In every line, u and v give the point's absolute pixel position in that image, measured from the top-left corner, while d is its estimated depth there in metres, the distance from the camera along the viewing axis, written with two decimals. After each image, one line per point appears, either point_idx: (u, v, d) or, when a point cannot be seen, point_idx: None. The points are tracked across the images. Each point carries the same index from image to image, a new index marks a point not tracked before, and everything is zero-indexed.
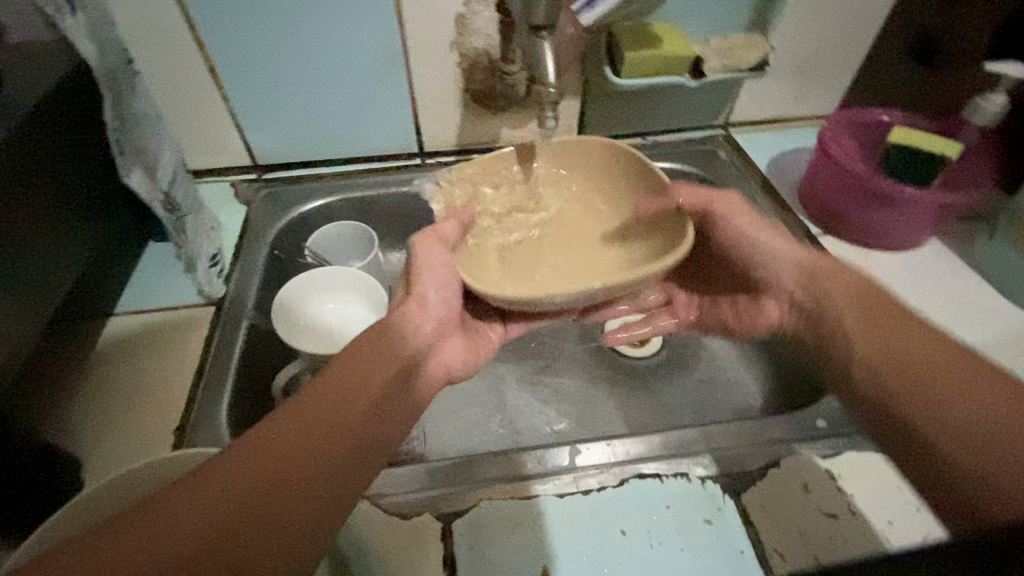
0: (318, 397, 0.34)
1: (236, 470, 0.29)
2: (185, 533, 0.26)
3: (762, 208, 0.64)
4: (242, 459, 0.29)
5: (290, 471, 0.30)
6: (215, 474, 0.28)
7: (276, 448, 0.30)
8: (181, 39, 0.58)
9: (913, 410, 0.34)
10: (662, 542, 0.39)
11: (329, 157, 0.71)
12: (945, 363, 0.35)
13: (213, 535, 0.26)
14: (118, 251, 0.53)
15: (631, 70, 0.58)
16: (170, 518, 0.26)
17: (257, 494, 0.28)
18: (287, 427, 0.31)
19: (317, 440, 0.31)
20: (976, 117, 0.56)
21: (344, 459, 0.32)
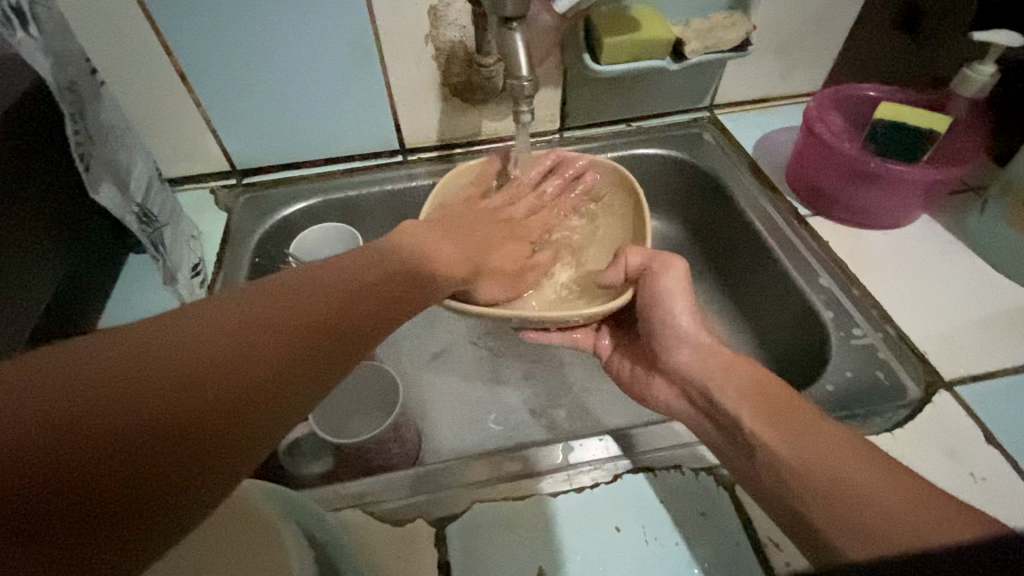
0: (323, 279, 0.32)
1: (241, 325, 0.26)
2: (183, 370, 0.23)
3: (750, 190, 0.63)
4: (247, 310, 0.27)
5: (296, 337, 0.28)
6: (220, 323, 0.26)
7: (285, 317, 0.28)
8: (148, 46, 0.56)
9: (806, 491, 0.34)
10: (657, 537, 0.39)
11: (309, 159, 0.70)
12: (849, 456, 0.34)
13: (211, 380, 0.24)
14: (97, 266, 0.53)
15: (610, 56, 0.57)
16: (166, 357, 0.23)
17: (262, 351, 0.26)
18: (296, 292, 0.29)
19: (326, 315, 0.30)
20: (964, 89, 0.56)
21: (349, 343, 0.30)
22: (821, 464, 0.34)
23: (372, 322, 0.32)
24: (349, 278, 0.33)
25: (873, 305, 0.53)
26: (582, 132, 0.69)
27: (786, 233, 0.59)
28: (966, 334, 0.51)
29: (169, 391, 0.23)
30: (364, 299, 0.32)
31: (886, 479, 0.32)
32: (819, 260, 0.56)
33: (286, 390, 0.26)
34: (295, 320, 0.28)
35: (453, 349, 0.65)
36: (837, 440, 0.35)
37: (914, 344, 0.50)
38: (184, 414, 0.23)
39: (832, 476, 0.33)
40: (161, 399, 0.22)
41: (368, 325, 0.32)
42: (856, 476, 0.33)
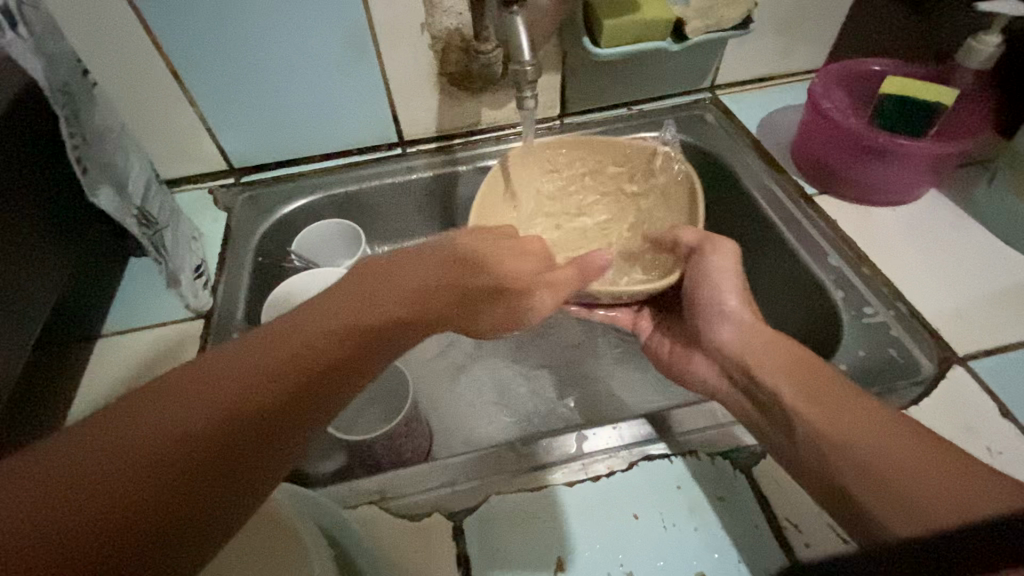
0: (302, 318, 0.31)
1: (212, 393, 0.26)
2: (154, 454, 0.24)
3: (755, 170, 0.62)
4: (253, 349, 0.29)
5: (271, 393, 0.27)
6: (227, 368, 0.27)
7: (257, 374, 0.28)
8: (141, 45, 0.55)
9: (847, 462, 0.34)
10: (675, 523, 0.39)
11: (307, 154, 0.69)
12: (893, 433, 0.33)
13: (183, 458, 0.25)
14: (96, 269, 0.52)
15: (611, 39, 0.56)
16: (138, 443, 0.24)
17: (270, 387, 0.28)
18: (302, 322, 0.30)
19: (302, 363, 0.29)
20: (970, 60, 0.55)
21: (331, 383, 0.30)
22: (865, 441, 0.34)
23: (358, 357, 0.31)
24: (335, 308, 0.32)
25: (883, 283, 0.52)
26: (582, 117, 0.68)
27: (793, 213, 0.58)
28: (978, 308, 0.50)
29: (139, 478, 0.24)
30: (350, 331, 0.31)
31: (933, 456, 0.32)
32: (827, 239, 0.56)
33: (260, 451, 0.27)
34: (303, 348, 0.29)
35: (460, 341, 0.65)
36: (881, 417, 0.35)
37: (926, 320, 0.49)
38: (156, 497, 0.24)
39: (874, 449, 0.33)
40: (133, 486, 0.23)
41: (354, 360, 0.31)
42: (897, 452, 0.32)
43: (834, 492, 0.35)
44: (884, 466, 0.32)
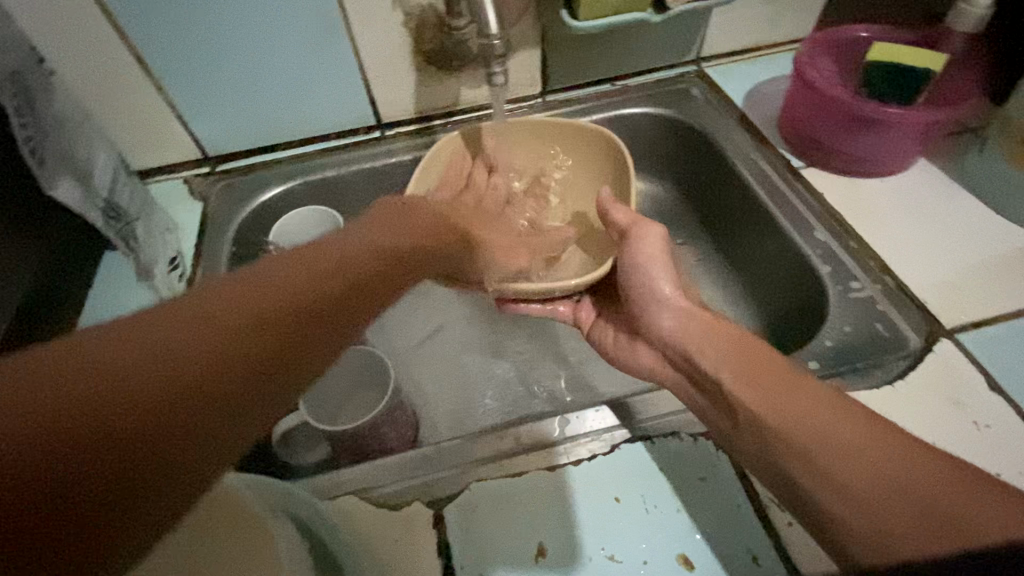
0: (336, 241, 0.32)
1: (273, 281, 0.26)
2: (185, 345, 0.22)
3: (742, 145, 0.61)
4: (284, 267, 0.27)
5: (306, 301, 0.26)
6: (262, 277, 0.26)
7: (284, 280, 0.26)
8: (100, 29, 0.53)
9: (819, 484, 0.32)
10: (658, 505, 0.39)
11: (282, 140, 0.67)
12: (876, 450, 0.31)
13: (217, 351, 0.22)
14: (67, 265, 0.51)
15: (588, 11, 0.54)
16: (197, 320, 0.23)
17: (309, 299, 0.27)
18: (328, 250, 0.30)
19: (328, 276, 0.28)
20: (961, 22, 0.53)
21: (356, 303, 0.29)
22: (840, 449, 0.32)
23: (376, 287, 0.31)
24: (347, 246, 0.31)
25: (871, 257, 0.51)
26: (563, 94, 0.67)
27: (779, 188, 0.57)
28: (966, 280, 0.49)
29: (211, 335, 0.23)
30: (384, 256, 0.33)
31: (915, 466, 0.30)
32: (813, 213, 0.55)
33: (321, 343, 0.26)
34: (336, 271, 0.29)
35: (444, 328, 0.64)
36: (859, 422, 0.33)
37: (914, 294, 0.48)
38: (223, 368, 0.22)
39: (843, 458, 0.31)
40: (204, 356, 0.22)
41: (371, 291, 0.30)
42: (874, 461, 0.31)
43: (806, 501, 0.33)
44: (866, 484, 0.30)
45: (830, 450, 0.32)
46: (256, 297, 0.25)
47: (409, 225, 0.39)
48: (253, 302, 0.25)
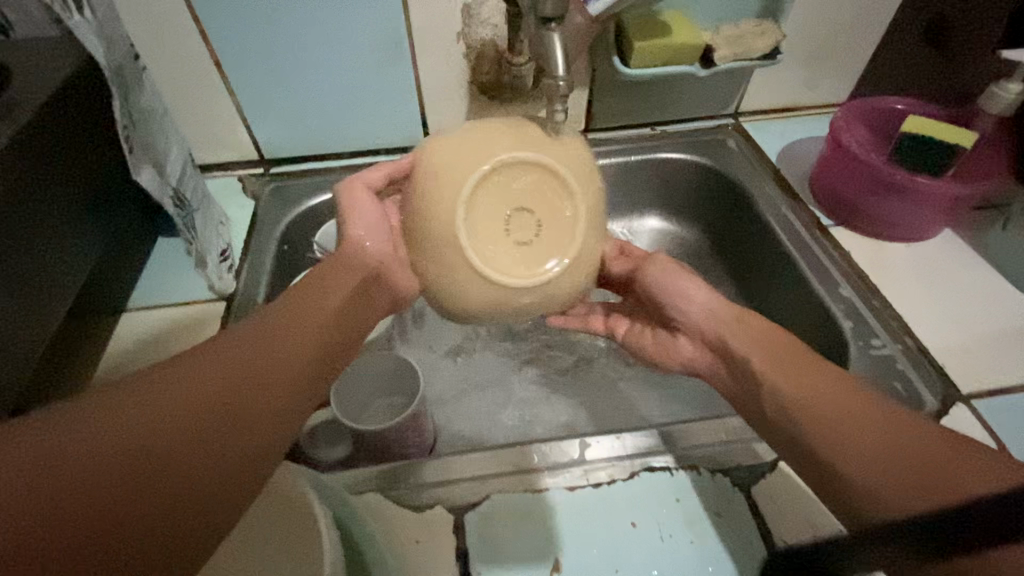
0: (258, 332, 0.36)
1: (188, 380, 0.30)
2: (127, 454, 0.26)
3: (773, 198, 0.63)
4: (203, 364, 0.32)
5: (219, 395, 0.30)
6: (179, 374, 0.30)
7: (210, 385, 0.31)
8: (188, 34, 0.57)
9: (845, 464, 0.34)
10: (671, 534, 0.40)
11: (335, 150, 0.71)
12: (890, 431, 0.33)
13: (158, 455, 0.27)
14: (126, 247, 0.54)
15: (640, 60, 0.57)
16: (114, 413, 0.27)
17: (220, 393, 0.31)
18: (242, 347, 0.34)
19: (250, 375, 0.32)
20: (992, 105, 0.56)
21: (283, 382, 0.34)
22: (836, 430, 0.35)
23: (294, 375, 0.35)
24: (266, 338, 0.35)
25: (892, 316, 0.53)
26: (605, 133, 0.70)
27: (808, 243, 0.59)
28: (986, 349, 0.51)
29: (121, 427, 0.27)
30: (306, 346, 0.37)
31: (903, 443, 0.32)
32: (839, 269, 0.57)
33: (230, 437, 0.30)
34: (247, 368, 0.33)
35: (470, 343, 0.66)
36: (859, 402, 0.35)
37: (933, 356, 0.50)
38: (126, 461, 0.26)
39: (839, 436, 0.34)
40: (114, 446, 0.26)
41: (295, 381, 0.34)
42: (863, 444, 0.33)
43: (813, 467, 0.36)
44: (881, 458, 0.32)
45: (844, 432, 0.34)
46: (168, 392, 0.29)
47: (341, 293, 0.42)
48: (164, 395, 0.29)
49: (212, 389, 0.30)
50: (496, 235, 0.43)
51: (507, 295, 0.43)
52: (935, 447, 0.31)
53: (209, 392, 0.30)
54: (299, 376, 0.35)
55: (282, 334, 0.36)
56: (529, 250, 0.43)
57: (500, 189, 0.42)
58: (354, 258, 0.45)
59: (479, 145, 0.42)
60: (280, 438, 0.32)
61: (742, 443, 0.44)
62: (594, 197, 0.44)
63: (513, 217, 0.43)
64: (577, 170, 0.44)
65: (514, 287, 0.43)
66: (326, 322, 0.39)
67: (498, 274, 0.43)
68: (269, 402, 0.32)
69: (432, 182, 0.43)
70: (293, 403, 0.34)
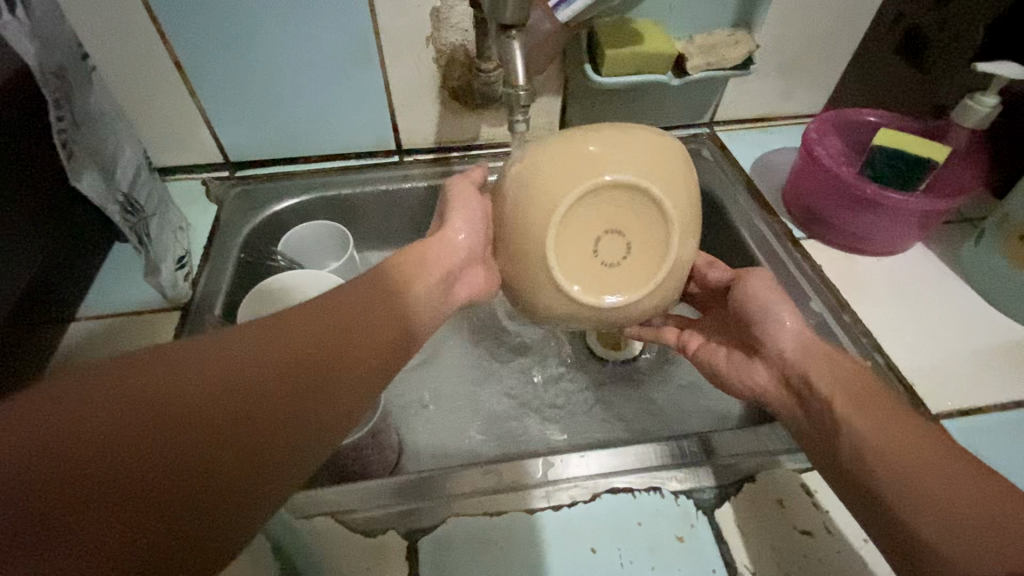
0: (288, 353, 0.30)
1: (192, 401, 0.25)
2: (83, 482, 0.22)
3: (746, 209, 0.62)
4: (217, 381, 0.27)
5: (209, 433, 0.25)
6: (185, 384, 0.26)
7: (263, 364, 0.29)
8: (145, 32, 0.55)
9: (897, 500, 0.33)
10: (633, 560, 0.39)
11: (303, 154, 0.69)
12: (955, 477, 0.32)
13: (117, 491, 0.22)
14: (76, 254, 0.51)
15: (613, 68, 0.56)
16: (93, 421, 0.23)
17: (214, 433, 0.25)
18: (263, 368, 0.29)
19: (299, 357, 0.30)
20: (965, 120, 0.55)
21: (286, 432, 0.28)
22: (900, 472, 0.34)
23: (300, 424, 0.29)
24: (323, 323, 0.33)
25: (863, 332, 0.52)
26: None
27: (780, 256, 0.58)
28: (956, 366, 0.50)
29: (90, 441, 0.22)
30: (331, 387, 0.31)
31: (973, 494, 0.31)
32: (810, 283, 0.56)
33: (203, 490, 0.24)
34: (253, 403, 0.27)
35: (440, 355, 0.64)
36: (927, 442, 0.35)
37: (903, 374, 0.49)
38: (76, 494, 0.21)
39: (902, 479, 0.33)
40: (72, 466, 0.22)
41: (347, 373, 0.32)
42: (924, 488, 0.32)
43: (863, 501, 0.36)
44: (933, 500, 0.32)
45: (904, 468, 0.34)
46: (160, 409, 0.24)
47: (386, 322, 0.37)
48: (150, 415, 0.24)
49: (209, 425, 0.25)
50: (581, 257, 0.43)
51: (599, 312, 0.44)
52: (999, 501, 0.31)
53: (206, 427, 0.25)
54: (307, 425, 0.29)
55: (311, 363, 0.31)
56: (614, 271, 0.43)
57: (588, 213, 0.42)
58: (433, 255, 0.44)
59: (567, 169, 0.41)
60: (260, 501, 0.27)
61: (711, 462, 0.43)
62: (661, 165, 0.42)
63: (600, 236, 0.43)
64: (653, 176, 0.41)
65: (603, 306, 0.43)
66: (364, 355, 0.34)
67: (590, 296, 0.43)
68: (261, 456, 0.27)
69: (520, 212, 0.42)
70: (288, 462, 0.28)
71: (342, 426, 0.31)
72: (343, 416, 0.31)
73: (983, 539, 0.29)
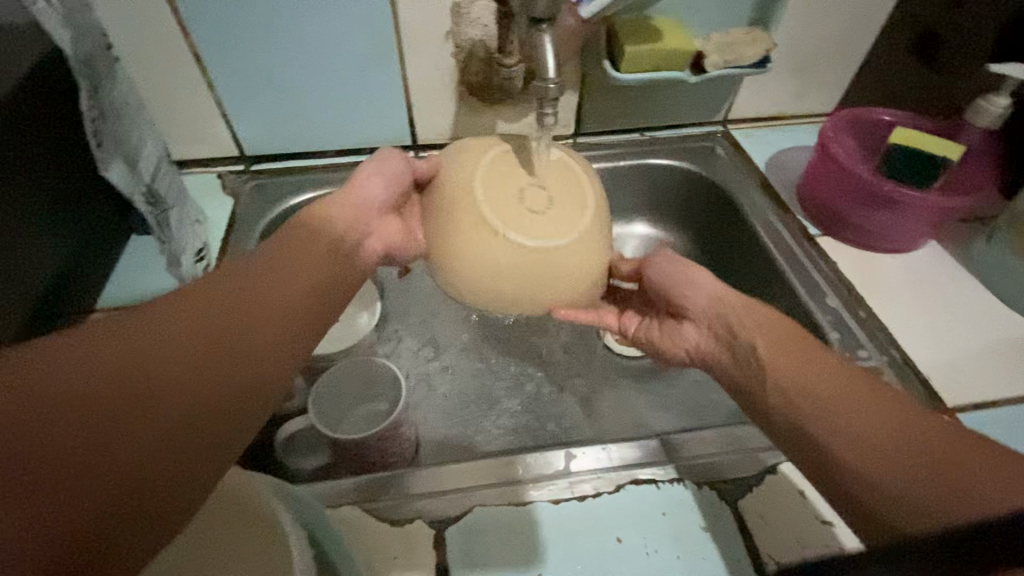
0: (235, 289, 0.32)
1: (153, 335, 0.27)
2: (68, 413, 0.23)
3: (761, 207, 0.63)
4: (170, 318, 0.28)
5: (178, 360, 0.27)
6: (138, 326, 0.27)
7: (210, 303, 0.30)
8: (166, 25, 0.55)
9: (858, 465, 0.32)
10: (658, 550, 0.39)
11: (319, 148, 0.69)
12: (909, 435, 0.32)
13: (107, 417, 0.24)
14: (98, 246, 0.51)
15: (632, 64, 0.56)
16: (61, 367, 0.24)
17: (182, 357, 0.27)
18: (211, 303, 0.30)
19: (247, 291, 0.32)
20: (980, 119, 0.56)
21: (255, 350, 0.30)
22: (854, 437, 0.33)
23: (265, 341, 0.31)
24: (238, 286, 0.32)
25: (879, 328, 0.53)
26: (595, 138, 0.69)
27: (795, 252, 0.59)
28: (971, 363, 0.51)
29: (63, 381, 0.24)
30: (288, 310, 0.33)
31: (928, 462, 0.30)
32: (825, 279, 0.57)
33: (190, 405, 0.27)
34: (210, 328, 0.29)
35: (456, 349, 0.65)
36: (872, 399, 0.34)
37: (919, 369, 0.50)
38: (64, 428, 0.23)
39: (860, 444, 0.32)
40: (47, 406, 0.23)
41: (277, 328, 0.32)
42: (870, 450, 0.32)
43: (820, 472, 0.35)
44: (891, 460, 0.31)
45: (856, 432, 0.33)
46: (119, 348, 0.26)
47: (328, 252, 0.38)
48: (113, 352, 0.26)
49: (175, 351, 0.27)
50: (519, 212, 0.43)
51: (524, 273, 0.43)
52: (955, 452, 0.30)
53: (171, 351, 0.27)
54: (272, 340, 0.31)
55: (263, 292, 0.32)
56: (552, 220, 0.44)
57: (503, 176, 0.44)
58: (337, 210, 0.42)
59: (470, 156, 0.46)
60: (250, 413, 0.29)
61: (732, 454, 0.43)
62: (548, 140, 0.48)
63: (526, 193, 0.44)
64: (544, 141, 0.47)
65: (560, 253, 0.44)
66: (309, 280, 0.35)
67: (539, 242, 0.43)
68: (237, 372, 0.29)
69: (451, 197, 0.45)
70: (263, 375, 0.30)
71: (305, 343, 0.33)
72: (303, 332, 0.33)
73: (938, 510, 0.28)
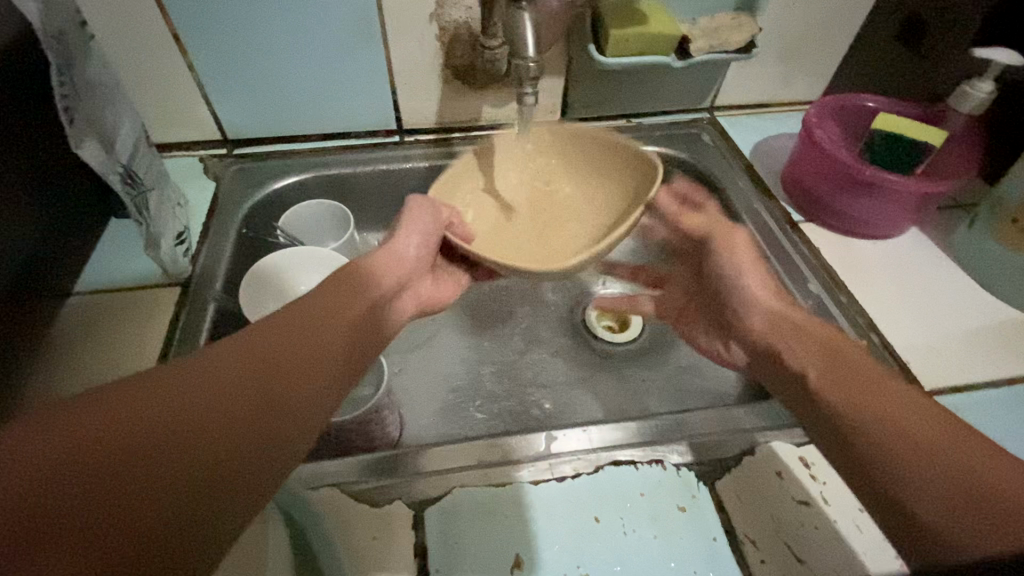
0: (278, 331, 0.33)
1: (208, 379, 0.28)
2: (136, 459, 0.24)
3: (746, 193, 0.63)
4: (224, 364, 0.30)
5: (232, 404, 0.28)
6: (193, 372, 0.28)
7: (261, 347, 0.32)
8: (142, 4, 0.54)
9: (908, 476, 0.30)
10: (636, 529, 0.40)
11: (303, 132, 0.68)
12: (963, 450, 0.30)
13: (168, 463, 0.25)
14: (74, 230, 0.50)
15: (617, 48, 0.56)
16: (125, 416, 0.25)
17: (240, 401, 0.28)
18: (257, 346, 0.32)
19: (292, 339, 0.33)
20: (962, 105, 0.56)
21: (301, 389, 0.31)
22: (876, 447, 0.32)
23: (310, 380, 0.32)
24: (286, 332, 0.33)
25: (859, 313, 0.53)
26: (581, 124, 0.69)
27: (779, 238, 0.59)
28: (949, 347, 0.51)
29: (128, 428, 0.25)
30: (329, 350, 0.34)
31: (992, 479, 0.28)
32: (808, 266, 0.57)
33: (248, 447, 0.27)
34: (261, 370, 0.30)
35: (442, 335, 0.65)
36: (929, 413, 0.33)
37: (898, 353, 0.50)
38: (133, 473, 0.24)
39: (884, 456, 0.32)
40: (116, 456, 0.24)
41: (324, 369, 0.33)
42: (935, 458, 0.30)
43: (860, 478, 0.33)
44: (949, 472, 0.29)
45: (919, 441, 0.31)
46: (177, 395, 0.27)
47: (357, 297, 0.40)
48: (172, 399, 0.27)
49: (231, 395, 0.28)
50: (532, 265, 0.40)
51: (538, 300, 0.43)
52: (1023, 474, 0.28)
53: (227, 395, 0.28)
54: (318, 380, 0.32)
55: (304, 334, 0.34)
56: None
57: None
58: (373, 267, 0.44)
59: None
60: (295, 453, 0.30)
61: (709, 437, 0.44)
62: None
63: None
64: None
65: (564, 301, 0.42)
66: (342, 320, 0.37)
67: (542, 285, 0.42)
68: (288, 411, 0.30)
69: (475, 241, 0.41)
70: (309, 414, 0.31)
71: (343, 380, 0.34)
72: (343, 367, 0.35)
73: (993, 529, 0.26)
